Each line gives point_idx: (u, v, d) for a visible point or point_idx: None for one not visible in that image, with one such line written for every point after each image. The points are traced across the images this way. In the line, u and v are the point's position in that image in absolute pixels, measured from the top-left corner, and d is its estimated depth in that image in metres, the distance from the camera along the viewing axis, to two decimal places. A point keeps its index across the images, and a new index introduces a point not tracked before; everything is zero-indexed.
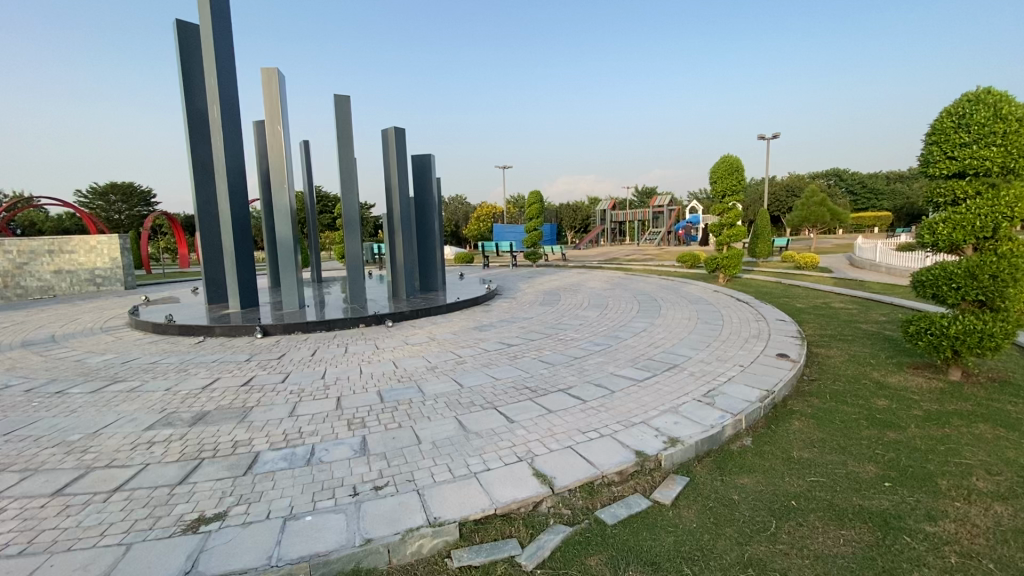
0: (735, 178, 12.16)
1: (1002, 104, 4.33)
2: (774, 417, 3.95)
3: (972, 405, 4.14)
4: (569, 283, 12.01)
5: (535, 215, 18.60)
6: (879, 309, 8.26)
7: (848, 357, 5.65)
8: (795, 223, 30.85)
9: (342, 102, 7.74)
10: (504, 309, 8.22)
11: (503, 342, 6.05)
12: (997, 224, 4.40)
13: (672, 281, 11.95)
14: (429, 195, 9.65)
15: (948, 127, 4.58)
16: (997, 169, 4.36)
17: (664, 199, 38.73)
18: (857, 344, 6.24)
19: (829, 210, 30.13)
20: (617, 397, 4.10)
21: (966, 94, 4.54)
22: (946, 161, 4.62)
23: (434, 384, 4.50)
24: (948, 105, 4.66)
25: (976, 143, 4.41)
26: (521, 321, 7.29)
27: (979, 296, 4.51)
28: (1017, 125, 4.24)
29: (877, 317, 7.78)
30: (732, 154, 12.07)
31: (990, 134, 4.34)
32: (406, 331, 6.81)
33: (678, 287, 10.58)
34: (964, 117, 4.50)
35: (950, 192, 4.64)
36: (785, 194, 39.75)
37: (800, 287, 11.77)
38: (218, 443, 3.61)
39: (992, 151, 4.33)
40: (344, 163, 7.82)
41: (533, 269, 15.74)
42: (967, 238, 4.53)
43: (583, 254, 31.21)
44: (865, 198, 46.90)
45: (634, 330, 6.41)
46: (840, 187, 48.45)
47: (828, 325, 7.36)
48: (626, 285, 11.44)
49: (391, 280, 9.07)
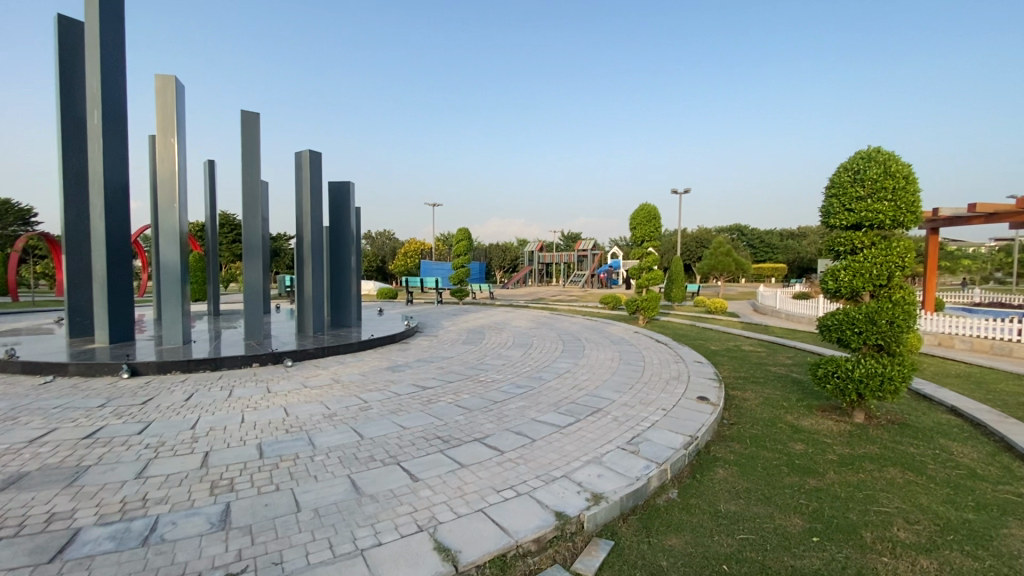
0: (654, 225, 12.73)
1: (890, 163, 4.70)
2: (699, 465, 3.75)
3: (880, 449, 4.21)
4: (494, 321, 11.69)
5: (462, 252, 18.36)
6: (785, 353, 8.66)
7: (763, 400, 5.71)
8: (706, 271, 33.04)
9: (250, 119, 7.09)
10: (423, 348, 7.67)
11: (416, 385, 5.50)
12: (890, 273, 4.67)
13: (595, 322, 12.01)
14: (346, 223, 9.04)
15: (846, 181, 4.87)
16: (888, 223, 4.68)
17: (589, 243, 40.26)
18: (769, 387, 6.38)
19: (734, 260, 32.67)
20: (537, 446, 3.71)
21: (859, 152, 4.89)
22: (844, 212, 4.88)
23: (330, 435, 3.87)
24: (843, 161, 4.99)
25: (870, 197, 4.71)
26: (440, 361, 6.79)
27: (879, 340, 4.71)
28: (903, 183, 4.61)
29: (784, 360, 8.12)
30: (651, 203, 12.70)
31: (883, 189, 4.66)
32: (308, 372, 6.06)
33: (601, 328, 10.59)
34: (859, 172, 4.81)
35: (850, 242, 4.88)
36: (696, 244, 42.85)
37: (714, 330, 12.27)
38: (24, 517, 2.75)
39: (884, 205, 4.63)
40: (247, 185, 7.09)
41: (458, 307, 15.32)
42: (866, 285, 4.75)
43: (510, 293, 31.25)
44: (763, 251, 51.69)
45: (558, 371, 6.13)
46: (743, 240, 53.11)
47: (742, 368, 7.54)
48: (551, 325, 11.31)
49: (299, 313, 8.26)
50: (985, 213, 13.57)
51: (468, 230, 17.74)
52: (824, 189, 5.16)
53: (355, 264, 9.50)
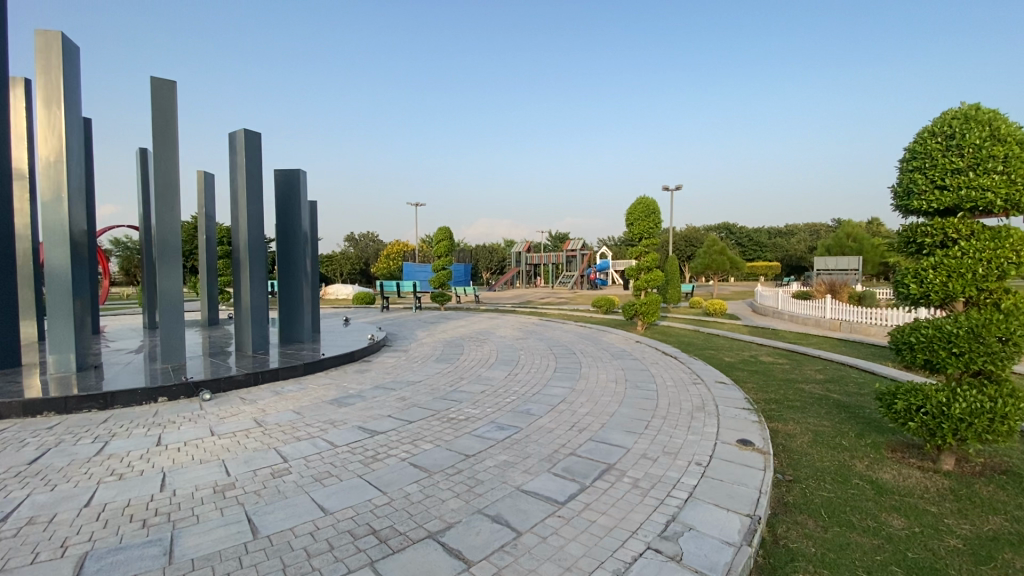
0: (653, 220, 11.50)
1: (998, 122, 3.48)
2: (770, 571, 2.44)
3: (1011, 523, 2.96)
4: (475, 330, 10.34)
5: (444, 253, 16.97)
6: (811, 367, 7.43)
7: (814, 437, 4.44)
8: (699, 270, 31.94)
9: (165, 87, 5.70)
10: (385, 368, 6.30)
11: (363, 427, 4.13)
12: (1001, 272, 3.43)
13: (589, 330, 10.72)
14: (296, 219, 7.63)
15: (935, 149, 3.64)
16: (999, 205, 3.42)
17: (577, 243, 39.00)
18: (813, 415, 5.13)
19: (728, 259, 31.62)
20: (524, 550, 2.38)
21: (951, 112, 3.67)
22: (935, 191, 3.62)
23: (205, 538, 2.49)
24: (928, 124, 3.76)
25: (973, 169, 3.48)
26: (403, 387, 5.43)
27: (985, 365, 3.48)
28: (1019, 148, 3.39)
29: (814, 376, 6.88)
30: (648, 196, 11.47)
31: (989, 159, 3.43)
32: (227, 409, 4.65)
33: (598, 337, 9.29)
34: (953, 137, 3.59)
35: (940, 230, 3.64)
36: (686, 244, 41.92)
37: (720, 337, 11.03)
38: None
39: (995, 179, 3.39)
40: (160, 170, 5.71)
41: (438, 313, 13.89)
42: (967, 289, 3.50)
43: (496, 296, 29.82)
44: (753, 249, 50.94)
45: (551, 402, 4.81)
46: (731, 239, 52.41)
47: (769, 387, 6.29)
48: (540, 333, 10.00)
49: (235, 327, 6.85)
50: None
51: (449, 228, 16.34)
52: (898, 162, 3.93)
53: (309, 268, 8.08)
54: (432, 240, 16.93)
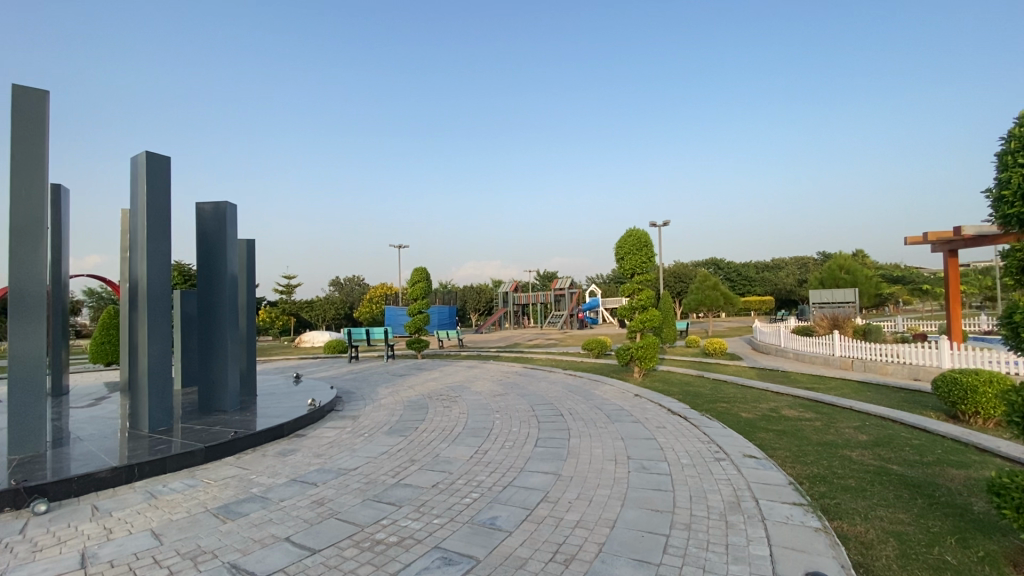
0: (645, 254, 10.39)
1: None
2: None
3: None
4: (447, 384, 8.91)
5: (420, 296, 15.68)
6: (848, 424, 6.09)
7: (900, 548, 3.09)
8: (692, 307, 30.82)
9: (33, 97, 4.55)
10: (316, 448, 4.88)
11: (236, 566, 2.70)
12: None
13: (580, 380, 9.35)
14: (221, 262, 6.31)
15: None
16: None
17: (565, 281, 37.88)
18: (881, 504, 3.78)
19: (721, 294, 30.55)
20: None
21: None
22: None
23: None
24: None
25: None
26: (326, 480, 3.99)
27: None
28: None
29: (857, 438, 5.55)
30: (639, 228, 10.42)
31: None
32: (57, 533, 3.20)
33: (590, 391, 7.93)
34: None
35: None
36: (675, 280, 41.15)
37: (727, 383, 9.70)
38: None
39: None
40: (21, 201, 4.47)
41: (411, 363, 12.43)
42: None
43: (481, 339, 28.21)
44: (742, 283, 50.39)
45: (527, 503, 3.44)
46: (720, 274, 51.78)
47: (807, 457, 4.94)
48: (522, 386, 8.61)
49: (132, 398, 5.38)
50: (967, 241, 12.09)
51: (426, 268, 15.08)
52: (997, 155, 2.76)
53: (239, 320, 6.66)
54: (408, 282, 15.66)
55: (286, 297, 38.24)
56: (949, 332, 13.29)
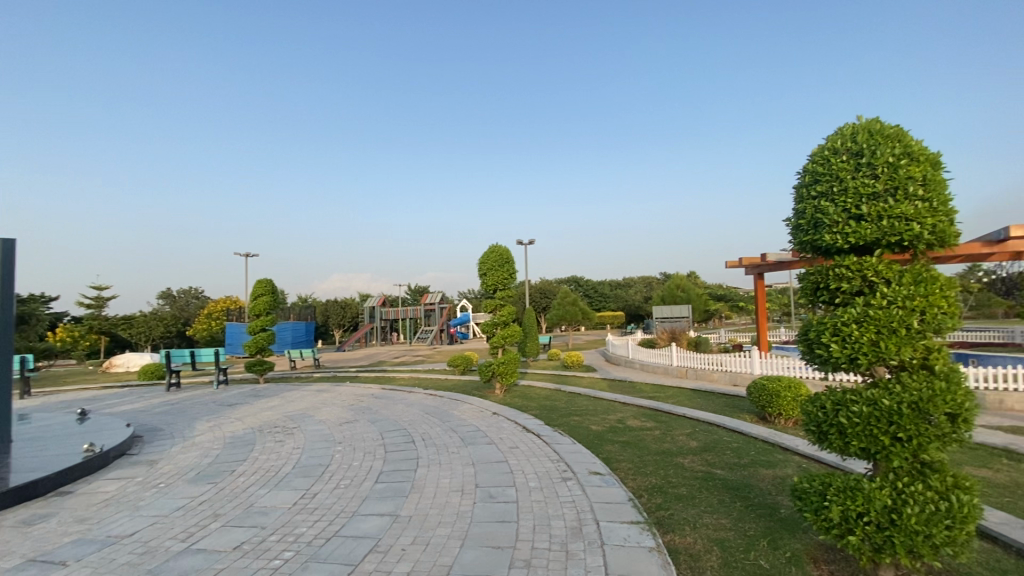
0: (507, 270, 10.45)
1: (909, 137, 2.70)
2: None
3: None
4: (288, 412, 7.88)
5: (265, 311, 13.97)
6: (681, 431, 6.59)
7: (723, 558, 3.20)
8: (554, 321, 32.31)
9: None
10: (83, 511, 3.80)
11: None
12: (935, 325, 2.53)
13: (440, 400, 8.95)
14: None
15: (845, 166, 2.73)
16: (923, 241, 2.58)
17: (435, 296, 37.24)
18: (707, 511, 3.99)
19: (580, 309, 32.59)
20: None
21: (852, 125, 2.85)
22: (850, 220, 2.68)
23: None
24: (830, 138, 2.89)
25: (892, 195, 2.61)
26: (83, 556, 3.05)
27: (930, 450, 2.51)
28: (934, 170, 2.62)
29: (688, 444, 6.00)
30: (501, 244, 10.45)
31: (907, 181, 2.60)
32: None
33: (447, 411, 7.59)
34: (863, 153, 2.72)
35: (857, 273, 2.68)
36: (540, 296, 43.03)
37: (581, 396, 10.08)
38: None
39: (918, 206, 2.56)
40: None
41: (250, 389, 10.89)
42: (904, 350, 2.53)
43: (342, 357, 26.23)
44: (600, 300, 54.63)
45: (353, 557, 2.94)
46: (580, 292, 55.59)
47: (647, 468, 5.16)
48: (375, 410, 7.95)
49: None
50: (772, 266, 14.31)
51: (271, 280, 13.46)
52: (794, 186, 3.01)
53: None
54: (251, 295, 13.86)
55: (95, 312, 31.77)
56: (758, 342, 15.58)
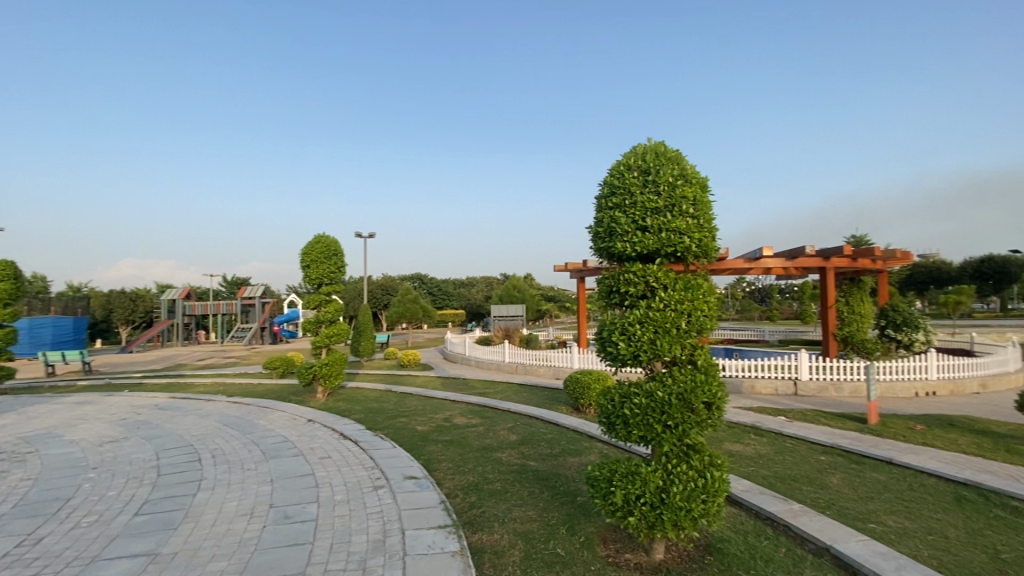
0: (334, 263, 9.69)
1: (685, 161, 3.06)
2: None
3: None
4: (24, 434, 6.12)
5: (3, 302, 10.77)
6: (503, 427, 6.80)
7: (525, 551, 3.28)
8: (393, 319, 31.36)
9: None
10: None
11: None
12: (697, 326, 2.91)
13: (247, 407, 7.88)
14: None
15: (635, 182, 2.99)
16: (692, 253, 2.94)
17: (258, 289, 33.26)
18: (517, 504, 4.10)
19: (421, 306, 32.19)
20: None
21: (643, 145, 3.14)
22: (637, 231, 2.94)
23: None
24: (625, 155, 3.14)
25: (669, 211, 2.93)
26: None
27: (692, 434, 2.86)
28: (702, 192, 3.00)
29: (508, 439, 6.20)
30: (328, 234, 9.65)
31: (682, 200, 2.94)
32: None
33: (253, 421, 6.69)
34: (649, 172, 3.01)
35: (642, 278, 2.96)
36: (380, 292, 41.47)
37: (412, 396, 9.84)
38: None
39: (689, 223, 2.90)
40: None
41: None
42: (674, 348, 2.86)
43: (129, 359, 21.76)
44: (442, 298, 54.79)
45: None
46: (422, 289, 55.08)
47: (465, 466, 5.16)
48: (157, 424, 6.64)
49: None
50: (592, 270, 15.84)
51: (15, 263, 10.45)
52: (596, 196, 3.21)
53: None
54: None
55: None
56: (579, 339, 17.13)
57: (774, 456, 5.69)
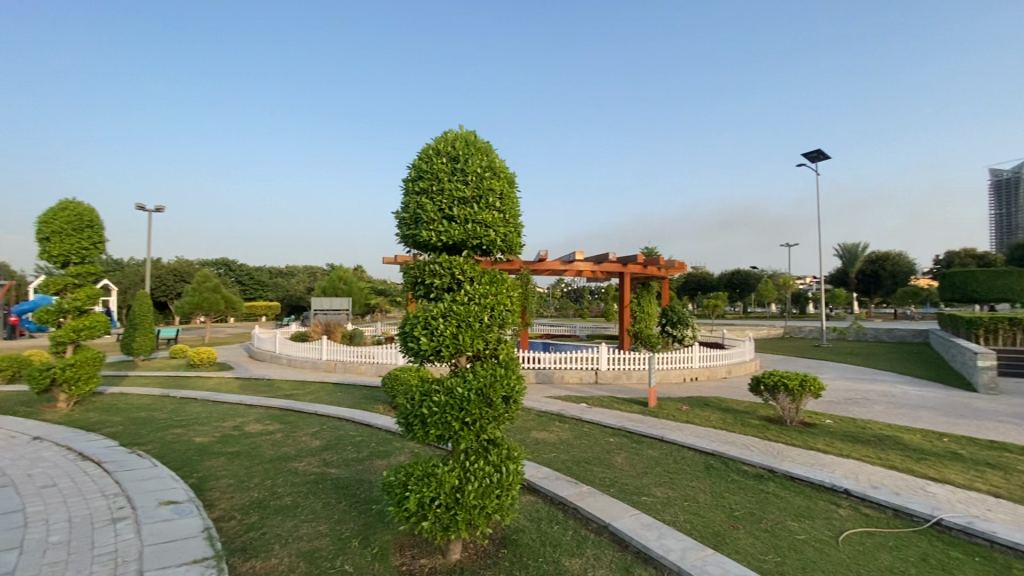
0: (87, 237, 7.68)
1: (494, 154, 3.02)
2: None
3: None
4: None
5: None
6: (305, 432, 6.12)
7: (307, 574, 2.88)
8: (186, 310, 26.71)
9: None
10: None
11: None
12: (499, 320, 2.87)
13: None
14: None
15: (442, 168, 2.85)
16: (497, 247, 2.91)
17: None
18: (306, 520, 3.63)
19: (224, 296, 28.07)
20: None
21: (453, 132, 3.02)
22: (443, 220, 2.80)
23: None
24: (435, 140, 2.99)
25: (476, 202, 2.86)
26: None
27: (490, 430, 2.81)
28: (509, 186, 3.00)
29: (309, 445, 5.58)
30: (79, 200, 7.61)
31: (489, 192, 2.89)
32: None
33: None
34: (458, 160, 2.90)
35: (447, 271, 2.83)
36: (171, 278, 34.99)
37: (197, 401, 8.35)
38: None
39: (495, 215, 2.86)
40: None
41: None
42: (475, 342, 2.78)
43: None
44: (254, 288, 48.71)
45: None
46: (230, 277, 48.23)
47: (250, 481, 4.46)
48: None
49: None
50: None
51: None
52: (403, 180, 2.99)
53: None
54: None
55: None
56: None
57: (573, 441, 6.18)
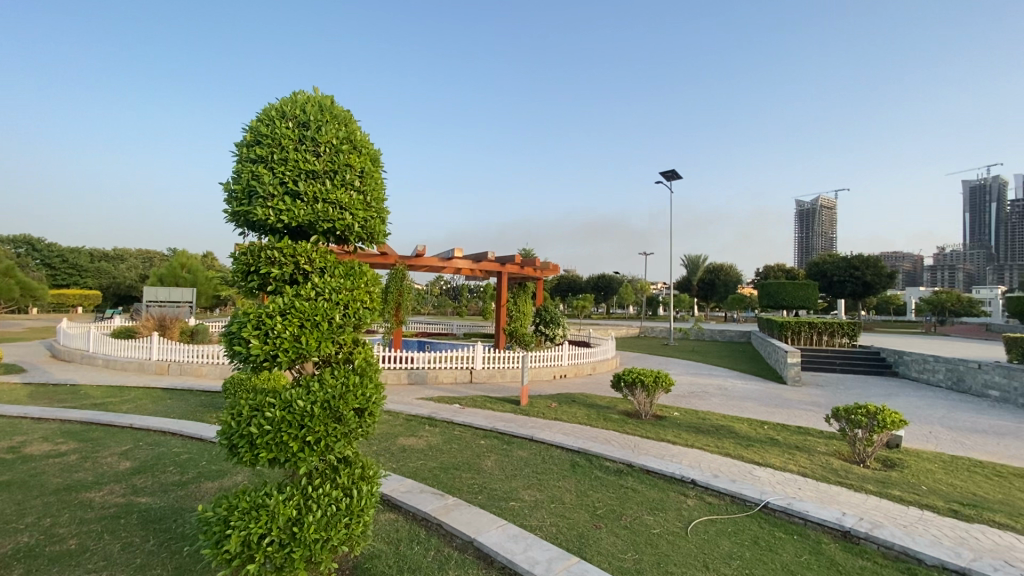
0: None
1: (355, 126, 2.64)
2: None
3: None
4: None
5: None
6: (113, 451, 4.99)
7: None
8: None
9: None
10: None
11: None
12: (354, 320, 2.48)
13: None
14: None
15: (288, 134, 2.40)
16: (354, 233, 2.53)
17: None
18: (94, 569, 2.83)
19: (20, 283, 22.78)
20: None
21: (305, 95, 2.58)
22: (286, 196, 2.35)
23: None
24: (281, 101, 2.52)
25: (330, 178, 2.45)
26: None
27: (338, 448, 2.41)
28: (371, 165, 2.64)
29: (116, 468, 4.53)
30: None
31: (346, 168, 2.50)
32: None
33: None
34: (309, 127, 2.47)
35: (290, 259, 2.37)
36: None
37: None
38: None
39: (352, 196, 2.49)
40: None
41: None
42: (323, 345, 2.36)
43: None
44: (66, 273, 40.41)
45: None
46: (31, 259, 39.43)
47: (15, 522, 3.42)
48: None
49: None
50: None
51: None
52: (236, 145, 2.47)
53: None
54: None
55: None
56: None
57: (442, 446, 5.89)
